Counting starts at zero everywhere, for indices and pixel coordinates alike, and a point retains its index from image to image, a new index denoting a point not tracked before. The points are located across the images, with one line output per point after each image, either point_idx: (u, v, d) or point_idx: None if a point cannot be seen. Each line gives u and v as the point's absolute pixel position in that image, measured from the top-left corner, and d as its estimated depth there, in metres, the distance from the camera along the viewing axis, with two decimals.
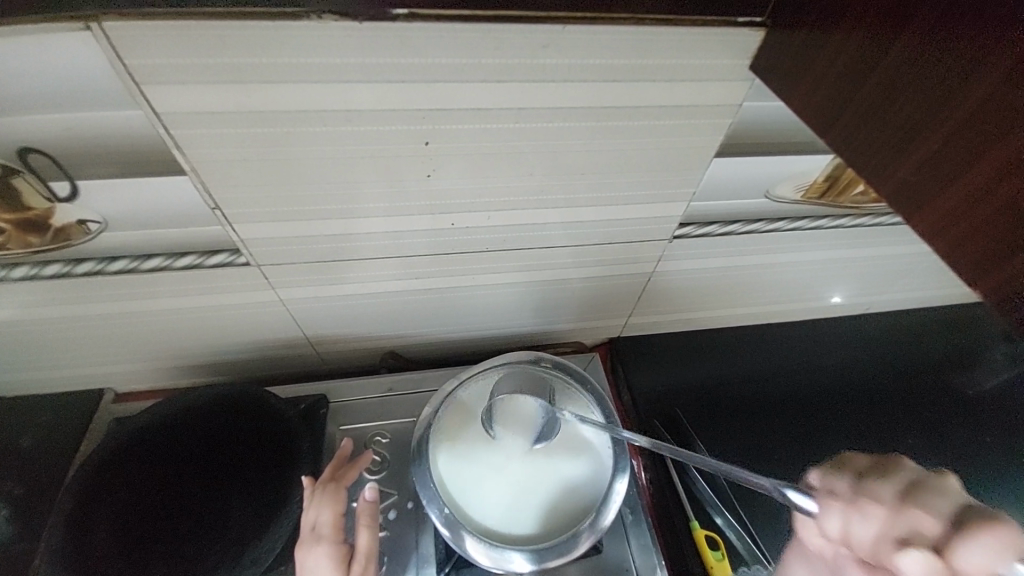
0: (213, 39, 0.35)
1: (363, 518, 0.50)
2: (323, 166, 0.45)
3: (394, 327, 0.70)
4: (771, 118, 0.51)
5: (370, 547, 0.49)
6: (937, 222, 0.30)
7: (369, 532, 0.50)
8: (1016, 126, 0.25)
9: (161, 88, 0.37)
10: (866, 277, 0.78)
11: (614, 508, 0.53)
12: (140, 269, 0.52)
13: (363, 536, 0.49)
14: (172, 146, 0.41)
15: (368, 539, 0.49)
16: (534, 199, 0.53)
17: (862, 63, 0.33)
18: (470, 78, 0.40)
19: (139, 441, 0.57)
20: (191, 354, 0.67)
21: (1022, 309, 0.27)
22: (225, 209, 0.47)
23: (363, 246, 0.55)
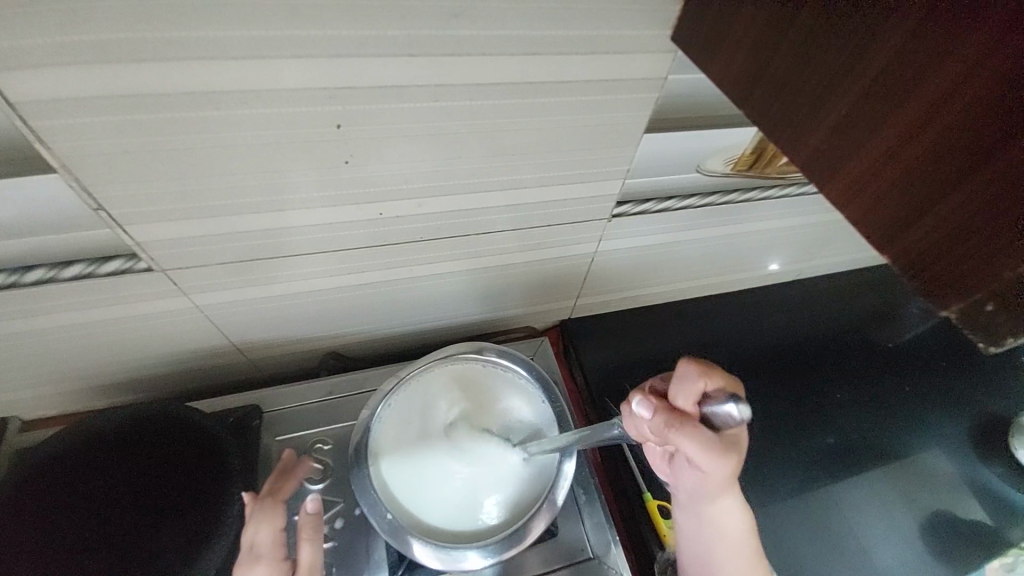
0: (68, 13, 0.30)
1: (306, 531, 0.48)
2: (226, 155, 0.41)
3: (332, 326, 0.67)
4: (697, 91, 0.51)
5: (315, 560, 0.47)
6: (849, 188, 0.29)
7: (313, 545, 0.47)
8: (923, 83, 0.25)
9: (9, 73, 0.32)
10: (796, 245, 0.81)
11: (564, 490, 0.51)
12: (20, 283, 0.46)
13: (306, 549, 0.47)
14: (34, 141, 0.36)
15: (313, 552, 0.47)
16: (468, 183, 0.51)
17: (776, 26, 0.32)
18: (379, 52, 0.37)
19: (39, 475, 0.51)
20: (102, 372, 0.61)
21: (930, 269, 0.27)
22: (110, 209, 0.42)
23: (286, 242, 0.51)
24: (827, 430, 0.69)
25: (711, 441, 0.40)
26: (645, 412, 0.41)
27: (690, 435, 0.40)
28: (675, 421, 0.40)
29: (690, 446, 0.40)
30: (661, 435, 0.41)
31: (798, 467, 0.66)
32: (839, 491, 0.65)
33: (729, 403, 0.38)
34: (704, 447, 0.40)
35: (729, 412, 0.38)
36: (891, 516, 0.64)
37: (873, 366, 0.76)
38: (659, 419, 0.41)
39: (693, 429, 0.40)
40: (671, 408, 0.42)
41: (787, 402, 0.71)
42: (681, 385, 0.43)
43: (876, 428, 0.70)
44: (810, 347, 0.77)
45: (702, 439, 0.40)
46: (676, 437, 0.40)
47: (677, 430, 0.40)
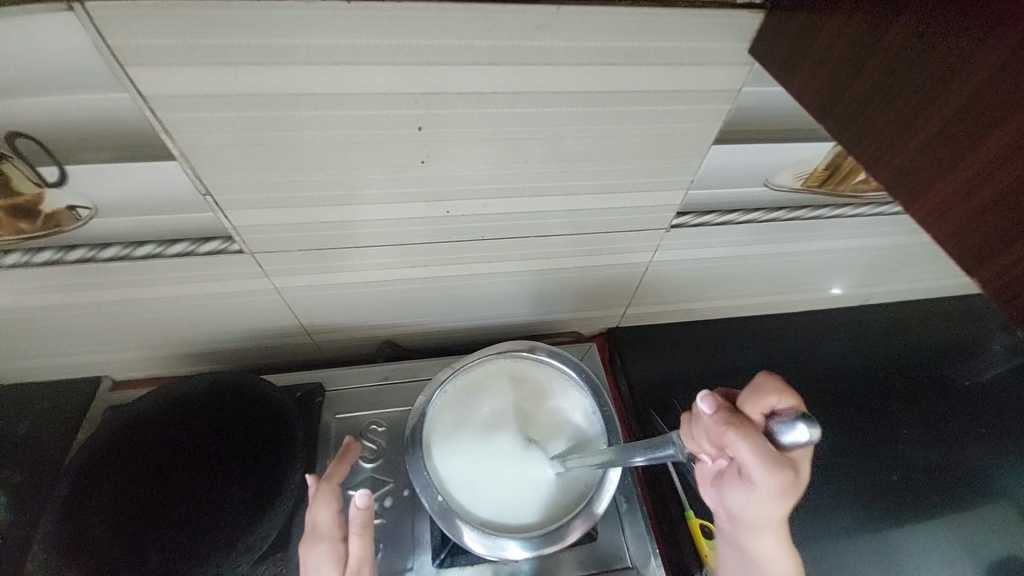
0: (197, 19, 0.34)
1: (356, 526, 0.47)
2: (315, 150, 0.44)
3: (391, 316, 0.70)
4: (769, 104, 0.51)
5: (363, 553, 0.47)
6: (938, 206, 0.29)
7: (362, 539, 0.47)
8: (1019, 106, 0.24)
9: (145, 69, 0.36)
10: (864, 268, 0.78)
11: (607, 496, 0.51)
12: (132, 256, 0.52)
13: (355, 545, 0.47)
14: (158, 130, 0.40)
15: (362, 545, 0.47)
16: (532, 186, 0.53)
17: (862, 45, 0.32)
18: (463, 60, 0.39)
19: (132, 431, 0.56)
20: (186, 342, 0.67)
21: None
22: (215, 195, 0.47)
23: (358, 233, 0.54)
24: (885, 466, 0.67)
25: (775, 456, 0.34)
26: (707, 407, 0.38)
27: (748, 438, 0.34)
28: (736, 422, 0.35)
29: (747, 452, 0.34)
30: (717, 436, 0.36)
31: (848, 498, 0.64)
32: (892, 526, 0.63)
33: (797, 425, 0.33)
34: (765, 458, 0.34)
35: (796, 436, 0.33)
36: (948, 560, 0.61)
37: (940, 403, 0.72)
38: (719, 416, 0.37)
39: (755, 436, 0.35)
40: (739, 416, 0.37)
41: (842, 430, 0.69)
42: (761, 400, 0.37)
43: (940, 467, 0.67)
44: (872, 375, 0.74)
45: (763, 448, 0.34)
46: (733, 438, 0.35)
47: (736, 429, 0.35)
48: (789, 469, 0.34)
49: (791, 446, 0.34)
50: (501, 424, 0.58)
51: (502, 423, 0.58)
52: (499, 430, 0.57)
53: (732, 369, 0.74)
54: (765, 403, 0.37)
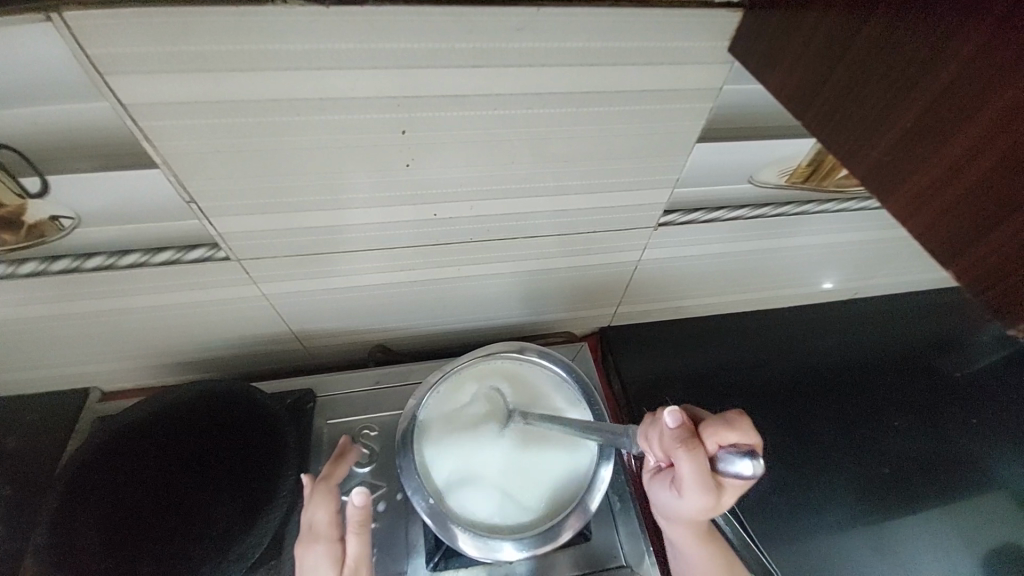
0: (177, 27, 0.34)
1: (355, 524, 0.47)
2: (300, 156, 0.44)
3: (382, 320, 0.70)
4: (750, 102, 0.51)
5: (360, 552, 0.47)
6: (916, 198, 0.30)
7: (360, 538, 0.47)
8: (993, 95, 0.24)
9: (125, 78, 0.36)
10: (850, 262, 0.79)
11: (599, 494, 0.52)
12: (118, 265, 0.51)
13: (354, 543, 0.47)
14: (141, 138, 0.40)
15: (360, 544, 0.47)
16: (518, 187, 0.53)
17: (837, 43, 0.32)
18: (446, 63, 0.40)
19: (120, 441, 0.56)
20: (175, 351, 0.67)
21: (1008, 279, 0.26)
22: (200, 203, 0.47)
23: (347, 238, 0.54)
24: (877, 458, 0.67)
25: (708, 479, 0.39)
26: (670, 420, 0.39)
27: (692, 461, 0.38)
28: (689, 441, 0.38)
29: (686, 470, 0.38)
30: (668, 447, 0.39)
31: (841, 492, 0.65)
32: (883, 517, 0.63)
33: (744, 459, 0.35)
34: (700, 478, 0.38)
35: (739, 470, 0.35)
36: (939, 549, 0.62)
37: (929, 394, 0.73)
38: (677, 433, 0.39)
39: (699, 458, 0.38)
40: (694, 432, 0.39)
41: (833, 422, 0.70)
42: (721, 423, 0.39)
43: (930, 458, 0.68)
44: (861, 368, 0.74)
45: (701, 469, 0.38)
46: (682, 457, 0.38)
47: (685, 450, 0.38)
48: (714, 495, 0.40)
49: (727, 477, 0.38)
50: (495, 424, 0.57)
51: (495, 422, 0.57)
52: (491, 430, 0.56)
53: (722, 365, 0.75)
54: (725, 434, 0.39)
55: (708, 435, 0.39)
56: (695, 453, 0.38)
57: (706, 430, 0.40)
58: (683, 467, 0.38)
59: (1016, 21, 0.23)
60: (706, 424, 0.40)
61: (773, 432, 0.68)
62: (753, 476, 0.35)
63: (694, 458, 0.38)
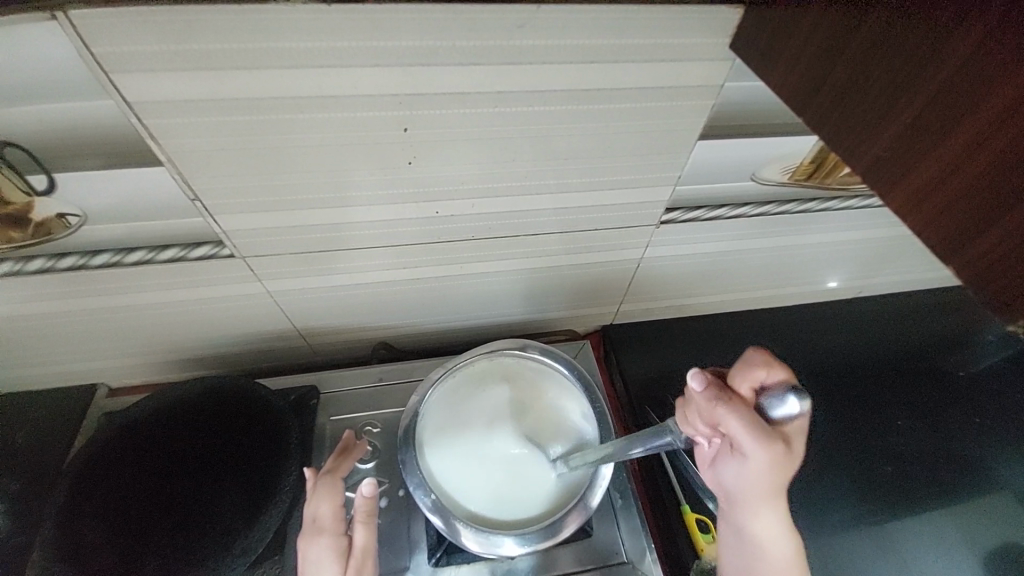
0: (182, 26, 0.34)
1: (361, 515, 0.48)
2: (303, 153, 0.45)
3: (385, 318, 0.70)
4: (753, 99, 0.51)
5: (366, 543, 0.48)
6: (914, 196, 0.30)
7: (365, 529, 0.48)
8: (994, 89, 0.24)
9: (130, 76, 0.37)
10: (854, 261, 0.79)
11: (599, 491, 0.52)
12: (124, 262, 0.52)
13: (360, 532, 0.48)
14: (146, 136, 0.41)
15: (365, 535, 0.48)
16: (520, 185, 0.53)
17: (837, 40, 0.32)
18: (447, 61, 0.40)
19: (125, 438, 0.57)
20: (180, 348, 0.67)
21: (1007, 275, 0.26)
22: (205, 200, 0.47)
23: (350, 236, 0.55)
24: (880, 457, 0.67)
25: (765, 429, 0.35)
26: (698, 384, 0.39)
27: (738, 414, 0.36)
28: (726, 396, 0.37)
29: (736, 426, 0.36)
30: (709, 412, 0.38)
31: (844, 490, 0.65)
32: (886, 515, 0.63)
33: (788, 397, 0.35)
34: (754, 431, 0.35)
35: (788, 408, 0.35)
36: (943, 547, 0.61)
37: (932, 393, 0.72)
38: (710, 393, 0.38)
39: (745, 410, 0.37)
40: (729, 389, 0.38)
41: (836, 420, 0.70)
42: (750, 370, 0.39)
43: (934, 457, 0.67)
44: (864, 367, 0.74)
45: (752, 420, 0.36)
46: (724, 414, 0.36)
47: (726, 404, 0.36)
48: (779, 441, 0.36)
49: (781, 419, 0.36)
50: (495, 423, 0.57)
51: (496, 421, 0.57)
52: (492, 429, 0.57)
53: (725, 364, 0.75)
54: (755, 377, 0.38)
55: (738, 385, 0.39)
56: (738, 406, 0.37)
57: (735, 382, 0.39)
58: (729, 424, 0.36)
59: (1014, 19, 0.23)
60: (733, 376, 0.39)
61: None
62: (803, 409, 0.35)
63: (738, 410, 0.36)
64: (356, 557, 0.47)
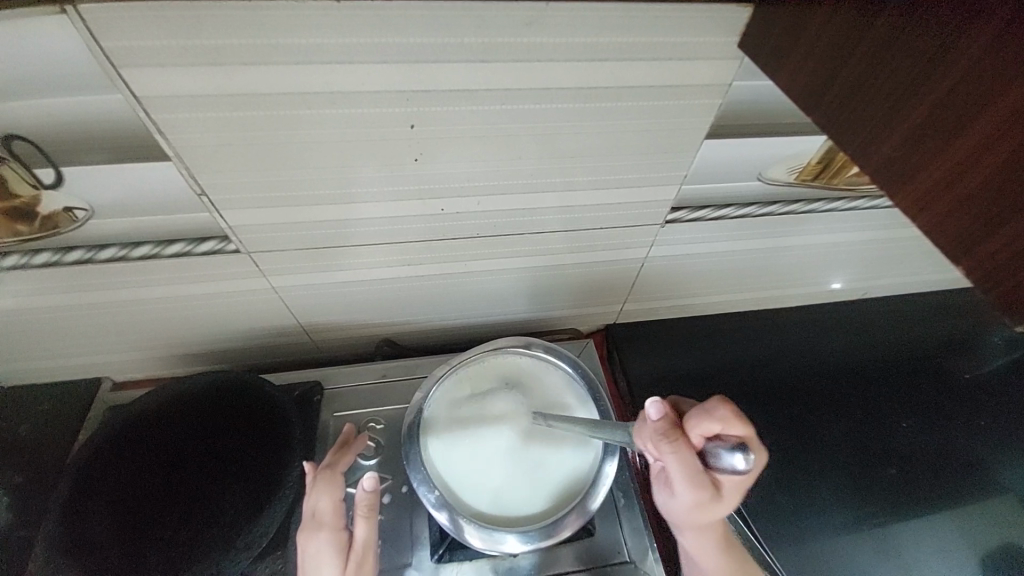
0: (191, 21, 0.34)
1: (361, 511, 0.48)
2: (310, 150, 0.45)
3: (389, 315, 0.70)
4: (760, 98, 0.51)
5: (366, 539, 0.48)
6: (923, 196, 0.30)
7: (366, 525, 0.48)
8: (1004, 91, 0.24)
9: (139, 71, 0.37)
10: (859, 262, 0.78)
11: (602, 491, 0.53)
12: (130, 257, 0.52)
13: (361, 528, 0.48)
14: (153, 131, 0.41)
15: (366, 531, 0.48)
16: (526, 182, 0.53)
17: (845, 40, 0.32)
18: (455, 58, 0.40)
19: (129, 432, 0.57)
20: (185, 343, 0.67)
21: (1017, 277, 0.26)
22: (211, 195, 0.47)
23: (354, 232, 0.55)
24: (883, 458, 0.67)
25: (698, 474, 0.38)
26: (653, 412, 0.39)
27: (677, 455, 0.38)
28: (672, 435, 0.38)
29: (673, 465, 0.38)
30: (654, 443, 0.39)
31: (847, 493, 0.64)
32: (889, 516, 0.63)
33: (736, 452, 0.34)
34: (688, 475, 0.38)
35: (731, 463, 0.34)
36: (947, 550, 0.61)
37: (938, 395, 0.72)
38: (661, 426, 0.39)
39: (685, 453, 0.38)
40: (681, 427, 0.39)
41: (839, 421, 0.70)
42: (705, 417, 0.38)
43: (938, 458, 0.67)
44: (868, 369, 0.74)
45: (688, 465, 0.38)
46: (666, 452, 0.38)
47: (671, 444, 0.38)
48: (706, 489, 0.40)
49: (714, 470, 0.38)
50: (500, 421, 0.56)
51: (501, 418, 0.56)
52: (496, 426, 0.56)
53: (728, 364, 0.75)
54: (710, 425, 0.38)
55: (692, 428, 0.39)
56: (681, 448, 0.38)
57: (691, 423, 0.39)
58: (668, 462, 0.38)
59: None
60: (691, 414, 0.40)
61: (779, 431, 0.69)
62: (746, 470, 0.33)
63: (679, 454, 0.38)
64: (357, 552, 0.47)
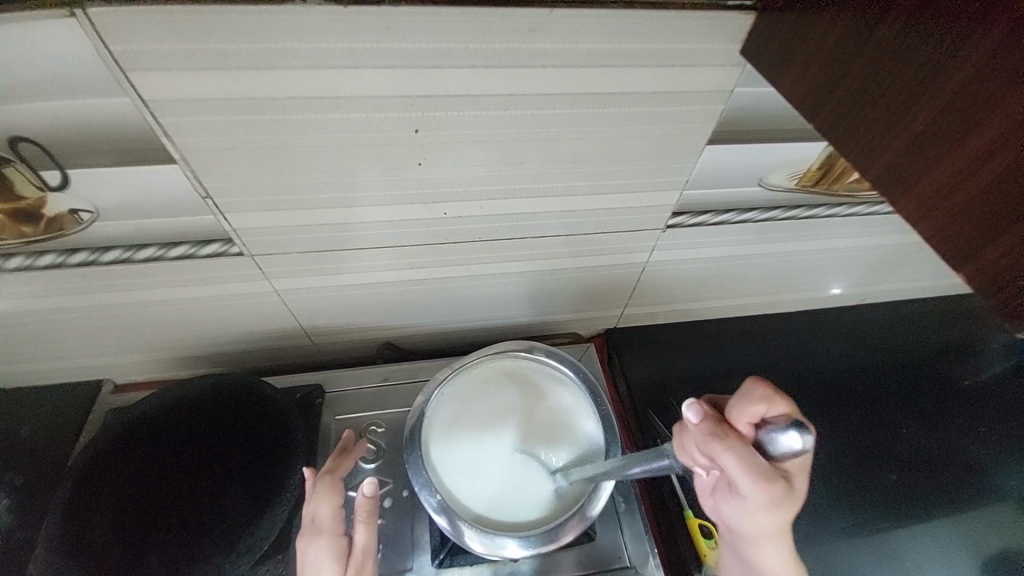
0: (199, 26, 0.35)
1: (361, 516, 0.48)
2: (314, 154, 0.45)
3: (390, 318, 0.70)
4: (761, 105, 0.51)
5: (366, 544, 0.48)
6: (924, 202, 0.30)
7: (366, 530, 0.48)
8: (1004, 100, 0.25)
9: (147, 75, 0.37)
10: (859, 267, 0.79)
11: (602, 499, 0.52)
12: (133, 259, 0.52)
13: (361, 533, 0.48)
14: (160, 134, 0.41)
15: (366, 536, 0.48)
16: (529, 187, 0.53)
17: (848, 46, 0.32)
18: (460, 63, 0.40)
19: (130, 434, 0.57)
20: (187, 345, 0.67)
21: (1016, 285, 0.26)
22: (216, 198, 0.47)
23: (357, 236, 0.55)
24: (884, 464, 0.67)
25: (766, 467, 0.33)
26: (692, 415, 0.37)
27: (735, 452, 0.33)
28: (722, 432, 0.35)
29: (734, 464, 0.33)
30: (705, 447, 0.35)
31: (848, 499, 0.64)
32: (890, 522, 0.63)
33: (790, 431, 0.32)
34: (755, 471, 0.33)
35: (790, 444, 0.32)
36: (949, 556, 0.61)
37: (939, 401, 0.72)
38: (705, 426, 0.35)
39: (742, 448, 0.34)
40: (727, 424, 0.36)
41: (840, 427, 0.70)
42: (747, 402, 0.36)
43: (938, 464, 0.67)
44: (868, 374, 0.74)
45: (751, 460, 0.33)
46: (720, 451, 0.34)
47: (722, 441, 0.34)
48: (781, 480, 0.34)
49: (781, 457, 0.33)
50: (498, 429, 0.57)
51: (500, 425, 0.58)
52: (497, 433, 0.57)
53: (729, 369, 0.75)
54: (755, 409, 0.36)
55: (737, 418, 0.36)
56: (735, 442, 0.34)
57: (733, 415, 0.37)
58: (726, 461, 0.34)
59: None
60: (731, 408, 0.37)
61: None
62: (806, 449, 0.32)
63: (736, 448, 0.34)
64: (357, 557, 0.47)
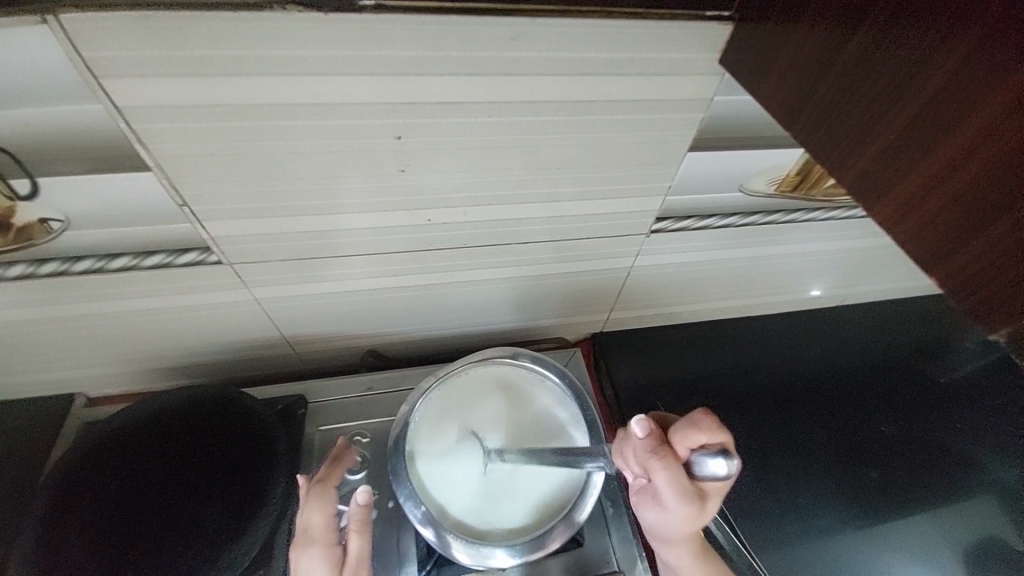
0: (174, 33, 0.34)
1: (354, 524, 0.47)
2: (294, 161, 0.44)
3: (374, 325, 0.70)
4: (740, 112, 0.52)
5: (360, 553, 0.47)
6: (897, 209, 0.31)
7: (360, 538, 0.47)
8: (972, 111, 0.25)
9: (120, 82, 0.36)
10: (837, 270, 0.80)
11: (588, 501, 0.53)
12: (108, 269, 0.51)
13: (354, 542, 0.47)
14: (134, 141, 0.40)
15: (360, 544, 0.47)
16: (512, 193, 0.53)
17: (824, 55, 0.33)
18: (442, 71, 0.40)
19: (107, 448, 0.55)
20: (165, 356, 0.66)
21: (983, 291, 0.27)
22: (193, 206, 0.46)
23: (339, 243, 0.54)
24: (865, 464, 0.68)
25: (688, 488, 0.36)
26: (639, 430, 0.38)
27: (670, 471, 0.36)
28: (661, 451, 0.37)
29: (663, 481, 0.36)
30: (641, 460, 0.37)
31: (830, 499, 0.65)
32: (872, 522, 0.64)
33: (718, 458, 0.33)
34: (679, 491, 0.36)
35: (712, 469, 0.33)
36: (929, 554, 0.62)
37: (918, 400, 0.73)
38: (648, 443, 0.37)
39: (674, 468, 0.36)
40: (666, 441, 0.38)
41: (822, 428, 0.70)
42: (690, 428, 0.37)
43: (917, 463, 0.68)
44: (849, 375, 0.75)
45: (679, 480, 0.36)
46: (655, 468, 0.36)
47: (660, 460, 0.36)
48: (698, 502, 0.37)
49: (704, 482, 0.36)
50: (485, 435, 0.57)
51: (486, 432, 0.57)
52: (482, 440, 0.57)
53: (713, 372, 0.75)
54: (696, 436, 0.37)
55: (679, 441, 0.38)
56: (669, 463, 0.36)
57: (676, 437, 0.38)
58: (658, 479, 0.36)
59: (995, 41, 0.24)
60: (675, 428, 0.38)
61: (764, 438, 0.69)
62: (727, 475, 0.33)
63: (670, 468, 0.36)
64: (351, 566, 0.46)
